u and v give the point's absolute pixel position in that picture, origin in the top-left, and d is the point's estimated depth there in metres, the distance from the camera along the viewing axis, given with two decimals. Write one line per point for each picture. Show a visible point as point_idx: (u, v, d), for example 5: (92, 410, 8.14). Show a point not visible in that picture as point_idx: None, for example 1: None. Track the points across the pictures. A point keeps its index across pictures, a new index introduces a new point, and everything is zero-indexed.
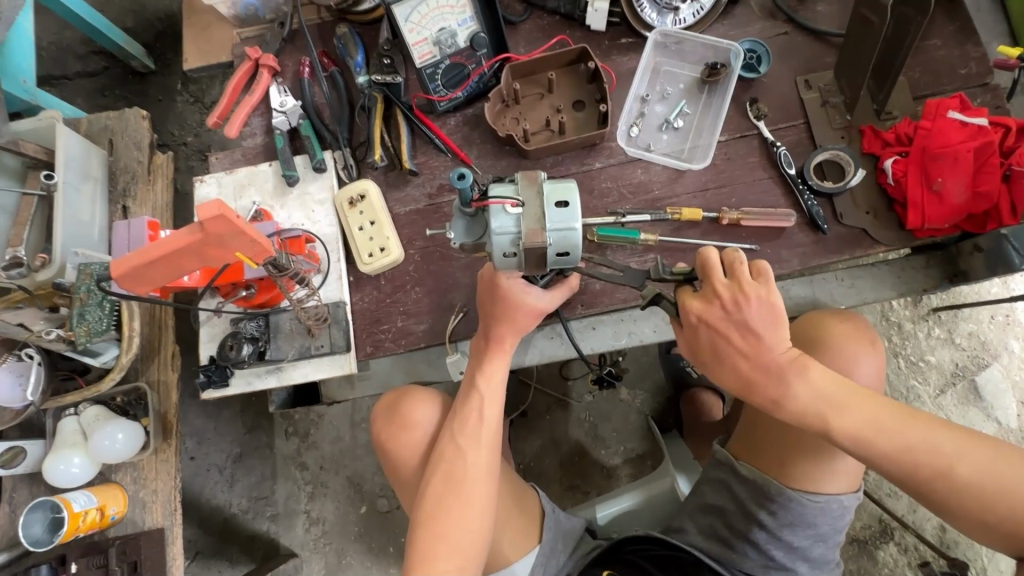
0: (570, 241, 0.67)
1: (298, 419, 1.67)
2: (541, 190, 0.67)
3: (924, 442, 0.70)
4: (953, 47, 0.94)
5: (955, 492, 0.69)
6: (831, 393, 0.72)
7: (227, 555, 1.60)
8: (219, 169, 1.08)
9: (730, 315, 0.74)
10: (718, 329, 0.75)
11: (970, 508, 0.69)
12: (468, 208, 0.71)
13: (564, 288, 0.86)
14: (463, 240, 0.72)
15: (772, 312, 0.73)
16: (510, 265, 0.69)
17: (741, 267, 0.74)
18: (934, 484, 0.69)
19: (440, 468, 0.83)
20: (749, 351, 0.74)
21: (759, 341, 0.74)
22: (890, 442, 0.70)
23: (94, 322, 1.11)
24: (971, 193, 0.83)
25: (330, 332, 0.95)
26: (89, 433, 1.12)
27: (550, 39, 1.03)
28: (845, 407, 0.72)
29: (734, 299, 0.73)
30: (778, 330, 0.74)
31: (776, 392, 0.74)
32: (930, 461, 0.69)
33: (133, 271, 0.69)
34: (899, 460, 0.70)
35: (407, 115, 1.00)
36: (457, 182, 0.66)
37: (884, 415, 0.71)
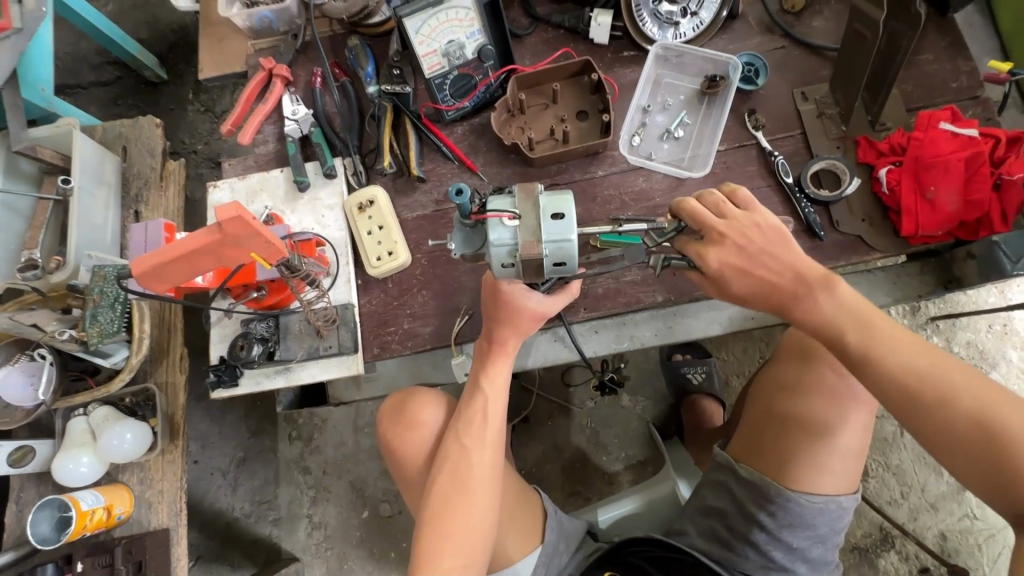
0: (566, 251, 0.69)
1: (302, 423, 1.68)
2: (538, 203, 0.68)
3: (933, 373, 0.68)
4: (945, 61, 0.97)
5: (952, 427, 0.67)
6: (852, 311, 0.72)
7: (228, 559, 1.61)
8: (232, 175, 1.11)
9: (745, 251, 0.74)
10: (739, 262, 0.75)
11: (962, 447, 0.67)
12: (467, 220, 0.75)
13: (565, 294, 0.88)
14: (463, 251, 0.76)
15: (778, 234, 0.75)
16: (509, 274, 0.72)
17: (726, 205, 0.76)
18: (933, 416, 0.67)
19: (445, 467, 0.84)
20: (771, 280, 0.74)
21: (780, 265, 0.74)
22: (900, 365, 0.69)
23: (106, 323, 1.12)
24: (963, 202, 0.86)
25: (339, 333, 0.97)
26: (98, 433, 1.14)
27: (554, 52, 1.07)
28: (859, 326, 0.71)
29: (740, 232, 0.74)
30: (789, 248, 0.75)
31: (800, 315, 0.74)
32: (935, 391, 0.67)
33: (153, 270, 0.72)
34: (903, 386, 0.69)
35: (415, 123, 1.04)
36: (455, 197, 0.70)
37: (900, 339, 0.70)
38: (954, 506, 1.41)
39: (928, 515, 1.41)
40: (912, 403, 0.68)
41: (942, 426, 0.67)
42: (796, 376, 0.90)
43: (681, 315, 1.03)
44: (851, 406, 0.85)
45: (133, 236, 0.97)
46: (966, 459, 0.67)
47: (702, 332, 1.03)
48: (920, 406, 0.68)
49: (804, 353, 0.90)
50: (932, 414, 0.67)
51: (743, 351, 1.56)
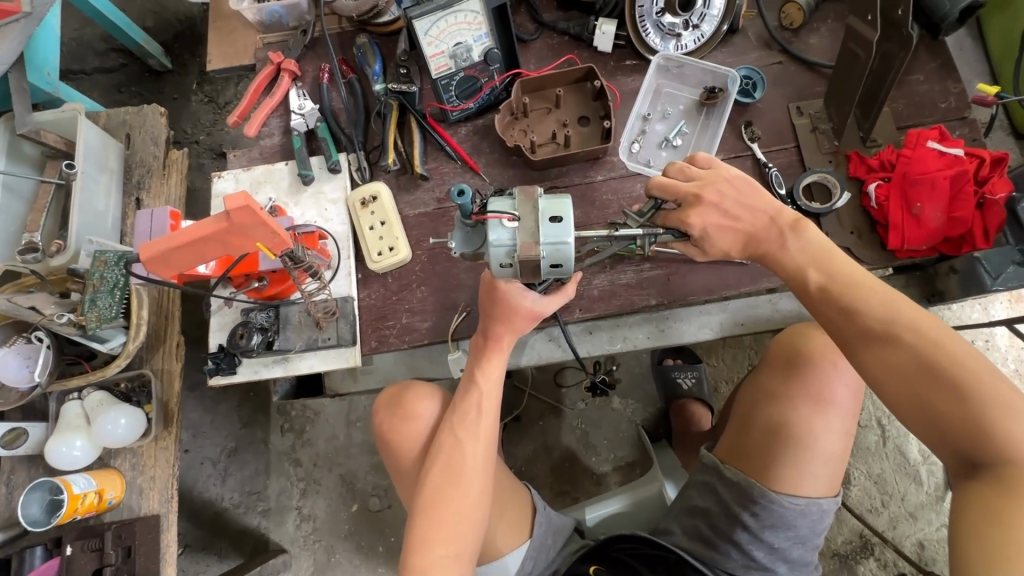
0: (563, 254, 0.71)
1: (295, 415, 1.69)
2: (537, 206, 0.70)
3: (883, 309, 0.69)
4: (934, 82, 1.01)
5: (892, 361, 0.67)
6: (819, 254, 0.76)
7: (216, 549, 1.61)
8: (237, 166, 1.13)
9: (720, 208, 0.80)
10: (718, 217, 0.80)
11: (902, 384, 0.66)
12: (468, 220, 0.76)
13: (562, 295, 0.88)
14: (463, 250, 0.77)
15: (749, 183, 0.81)
16: (506, 274, 0.74)
17: (689, 168, 0.82)
18: (874, 351, 0.68)
19: (439, 459, 0.86)
20: (748, 228, 0.80)
21: (753, 212, 0.80)
22: (853, 300, 0.71)
23: (104, 309, 1.12)
24: (948, 218, 0.89)
25: (338, 325, 0.99)
26: (93, 417, 1.15)
27: (559, 58, 1.09)
28: (821, 264, 0.75)
29: (708, 189, 0.80)
30: (759, 193, 0.81)
31: (773, 259, 0.79)
32: (881, 324, 0.68)
33: (162, 255, 0.73)
34: (850, 320, 0.70)
35: (421, 122, 1.06)
36: (457, 198, 0.72)
37: (858, 278, 0.72)
38: (932, 516, 1.44)
39: (907, 524, 1.44)
40: (858, 336, 0.70)
41: (883, 363, 0.67)
42: (775, 385, 0.93)
43: (673, 319, 1.05)
44: (831, 413, 0.88)
45: (139, 222, 0.98)
46: (904, 395, 0.66)
47: (693, 336, 1.05)
48: (865, 339, 0.69)
49: (789, 357, 0.93)
50: (876, 349, 0.68)
51: (732, 357, 1.60)
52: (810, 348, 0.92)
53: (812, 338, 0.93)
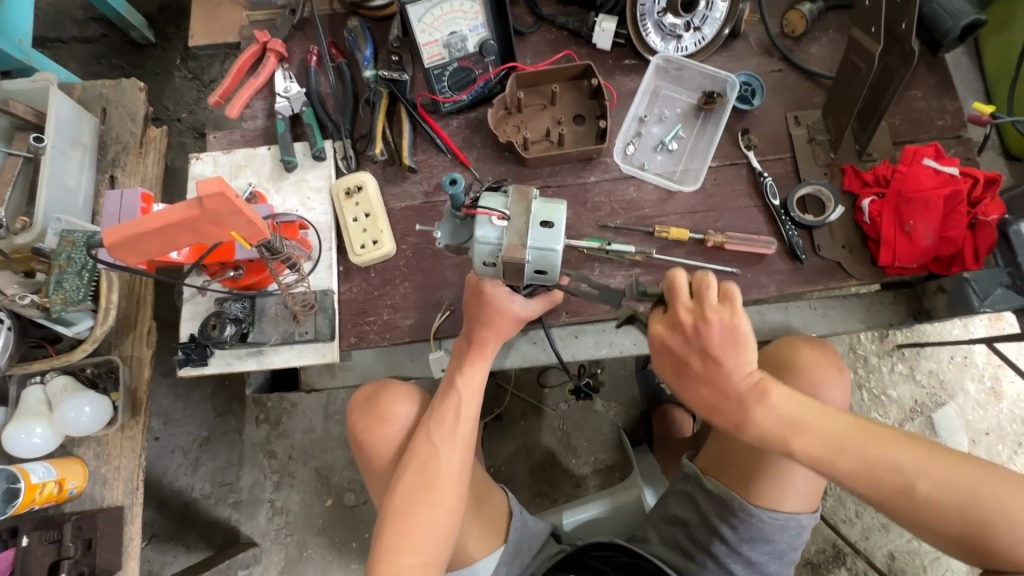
0: (549, 261, 0.68)
1: (271, 406, 1.65)
2: (530, 208, 0.67)
3: (877, 459, 0.69)
4: (932, 99, 1.00)
5: (918, 507, 0.69)
6: (793, 416, 0.71)
7: (184, 540, 1.57)
8: (217, 148, 1.08)
9: (689, 342, 0.72)
10: (686, 350, 0.73)
11: (931, 521, 0.69)
12: (458, 212, 0.73)
13: (547, 300, 0.89)
14: (448, 242, 0.73)
15: (736, 337, 0.70)
16: (488, 273, 0.72)
17: (709, 290, 0.70)
18: (898, 501, 0.69)
19: (412, 465, 0.84)
20: (710, 378, 0.72)
21: (727, 367, 0.71)
22: (853, 461, 0.69)
23: (71, 291, 1.08)
24: (939, 237, 0.88)
25: (316, 319, 0.95)
26: (56, 403, 1.10)
27: (556, 53, 1.06)
28: (804, 429, 0.70)
29: (695, 325, 0.70)
30: (742, 353, 0.71)
31: (743, 425, 0.72)
32: (892, 477, 0.69)
33: (127, 241, 0.68)
34: (863, 480, 0.69)
35: (410, 112, 1.03)
36: (448, 186, 0.69)
37: (846, 433, 0.70)
38: (904, 529, 1.46)
39: (879, 535, 1.46)
40: (877, 493, 0.69)
41: (908, 508, 0.69)
42: None
43: None
44: None
45: (108, 200, 0.92)
46: (935, 529, 0.69)
47: None
48: (885, 494, 0.69)
49: (774, 371, 0.91)
50: (898, 499, 0.69)
51: None
52: (796, 362, 0.90)
53: (799, 351, 0.91)
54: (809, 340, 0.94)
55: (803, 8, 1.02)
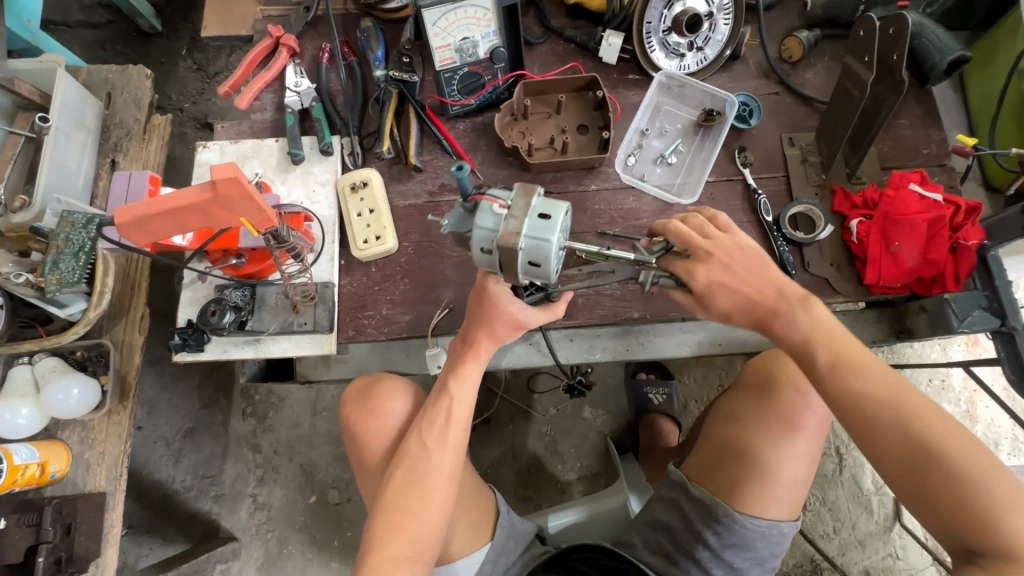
0: (544, 251, 0.67)
1: (258, 399, 1.64)
2: (530, 200, 0.68)
3: (884, 395, 0.68)
4: (919, 128, 1.05)
5: (906, 456, 0.66)
6: (818, 328, 0.72)
7: (161, 533, 1.55)
8: (224, 137, 1.09)
9: (729, 269, 0.76)
10: (725, 277, 0.76)
11: (913, 478, 0.66)
12: (467, 203, 0.72)
13: (548, 312, 0.88)
14: (451, 230, 0.73)
15: (760, 260, 0.77)
16: (485, 262, 0.72)
17: (709, 226, 0.79)
18: (888, 442, 0.67)
19: (403, 463, 0.83)
20: (756, 296, 0.75)
21: (762, 281, 0.76)
22: (864, 386, 0.68)
23: (67, 272, 1.08)
24: (923, 259, 0.92)
25: (315, 311, 0.96)
26: (43, 384, 1.09)
27: (563, 64, 1.10)
28: (829, 342, 0.71)
29: (726, 252, 0.76)
30: (768, 270, 0.76)
31: (779, 330, 0.75)
32: (895, 416, 0.67)
33: (136, 222, 0.69)
34: (856, 407, 0.68)
35: (419, 113, 1.05)
36: (455, 172, 0.67)
37: (867, 360, 0.70)
38: (879, 546, 1.49)
39: (855, 551, 1.50)
40: (870, 427, 0.68)
41: (894, 453, 0.66)
42: (751, 406, 0.94)
43: (652, 334, 1.05)
44: (801, 440, 0.89)
45: (115, 182, 0.92)
46: (915, 488, 0.66)
47: (672, 352, 1.05)
48: (877, 430, 0.67)
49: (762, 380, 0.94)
50: (890, 441, 0.67)
51: (703, 377, 1.63)
52: (784, 374, 0.92)
53: (787, 362, 0.94)
54: None
55: (800, 35, 1.07)
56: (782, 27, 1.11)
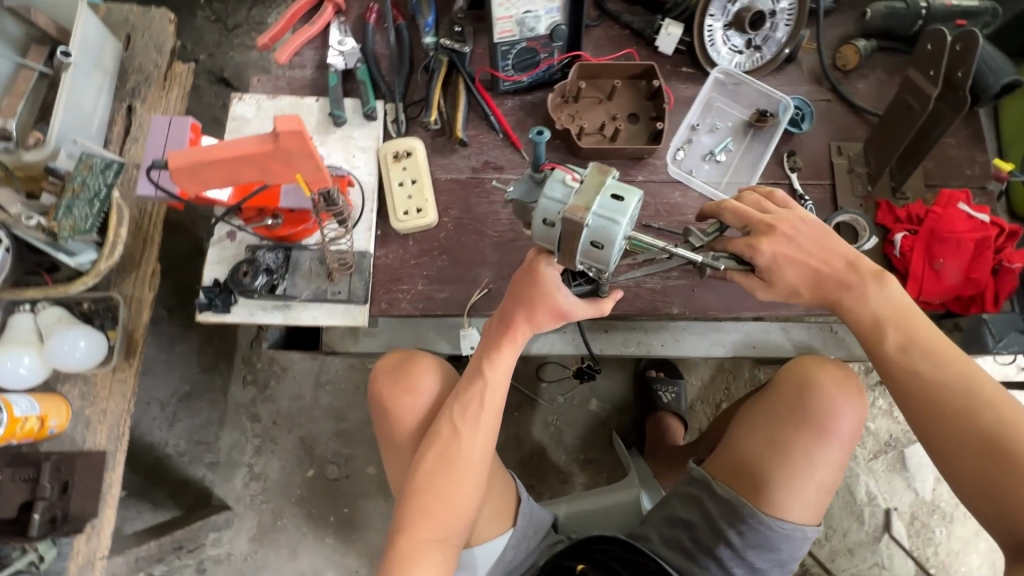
0: (609, 233, 0.65)
1: (260, 367, 1.60)
2: (604, 179, 0.65)
3: (954, 380, 0.72)
4: (964, 149, 1.05)
5: (966, 439, 0.70)
6: (894, 310, 0.76)
7: (151, 497, 1.49)
8: (259, 91, 1.04)
9: (792, 241, 0.78)
10: (790, 250, 0.78)
11: (971, 462, 0.69)
12: (537, 173, 0.76)
13: (594, 308, 0.83)
14: (518, 196, 0.74)
15: (822, 235, 0.79)
16: (544, 235, 0.70)
17: (766, 202, 0.82)
18: (952, 424, 0.71)
19: (434, 447, 0.80)
20: (824, 269, 0.78)
21: (831, 253, 0.78)
22: (932, 369, 0.73)
23: (80, 219, 1.00)
24: (965, 278, 0.93)
25: (350, 280, 0.93)
26: (48, 334, 1.04)
27: (618, 50, 1.07)
28: (902, 324, 0.76)
29: (791, 225, 0.78)
30: (828, 242, 0.79)
31: (846, 307, 0.78)
32: (961, 400, 0.71)
33: (188, 168, 0.65)
34: (922, 389, 0.73)
35: (468, 85, 1.01)
36: (535, 136, 0.77)
37: (938, 346, 0.74)
38: (868, 554, 1.54)
39: (845, 558, 1.53)
40: (933, 408, 0.72)
41: (955, 436, 0.71)
42: (789, 405, 0.93)
43: (688, 331, 1.05)
44: (832, 447, 0.90)
45: (154, 127, 0.87)
46: (972, 472, 0.70)
47: (705, 352, 1.06)
48: (940, 412, 0.72)
49: (800, 384, 0.93)
50: (952, 423, 0.71)
51: (710, 378, 1.64)
52: (823, 380, 0.92)
53: (825, 370, 0.94)
54: (830, 361, 0.97)
55: (858, 44, 1.06)
56: (837, 34, 1.10)
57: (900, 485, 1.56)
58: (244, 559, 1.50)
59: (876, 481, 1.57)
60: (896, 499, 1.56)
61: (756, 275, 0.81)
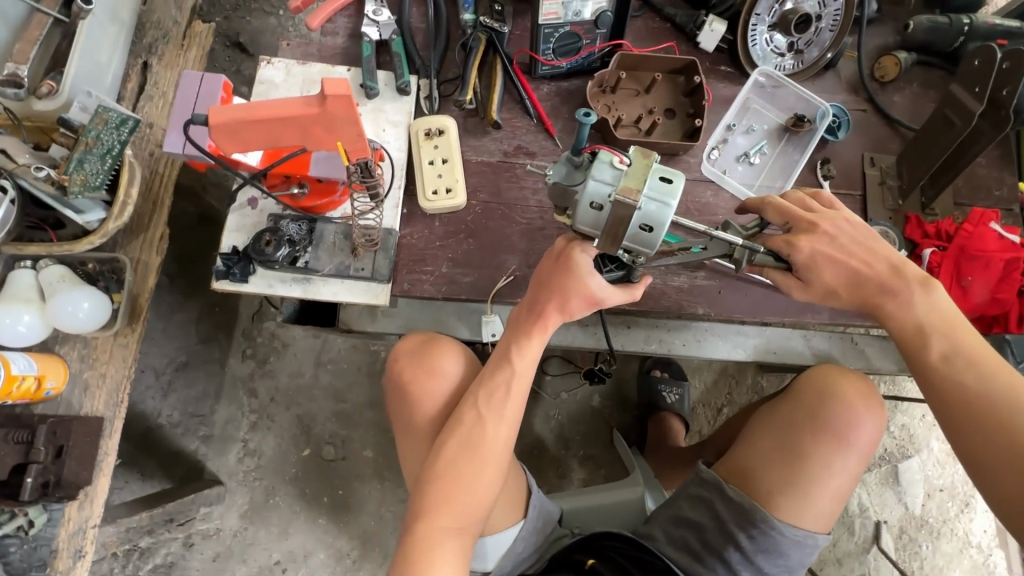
0: (659, 216, 0.66)
1: (260, 342, 1.56)
2: (652, 162, 0.64)
3: (998, 392, 0.72)
4: (994, 169, 1.05)
5: (1005, 452, 0.70)
6: (941, 319, 0.77)
7: (141, 468, 1.44)
8: (289, 56, 1.01)
9: (835, 241, 0.79)
10: (831, 248, 0.79)
11: (1008, 473, 0.70)
12: (576, 157, 0.71)
13: (626, 294, 0.81)
14: (559, 180, 0.69)
15: (863, 237, 0.81)
16: (589, 219, 0.68)
17: (810, 202, 0.84)
18: (992, 437, 0.71)
19: (457, 432, 0.79)
20: (864, 269, 0.79)
21: (875, 256, 0.80)
22: (975, 379, 0.74)
23: (91, 174, 0.92)
24: (991, 297, 0.95)
25: (375, 257, 0.91)
26: (49, 295, 0.94)
27: (658, 43, 1.05)
28: (947, 333, 0.77)
29: (831, 224, 0.80)
30: (872, 242, 0.80)
31: (890, 311, 0.79)
32: (1003, 412, 0.71)
33: (235, 125, 0.70)
34: (962, 398, 0.74)
35: (506, 67, 0.99)
36: (582, 118, 0.72)
37: (983, 357, 0.75)
38: (856, 564, 1.55)
39: (833, 567, 1.55)
40: (973, 418, 0.73)
41: (993, 447, 0.71)
42: (809, 411, 0.93)
43: (710, 333, 1.08)
44: (848, 457, 0.90)
45: (185, 83, 0.90)
46: (1009, 485, 0.70)
47: (726, 354, 1.08)
48: (979, 422, 0.72)
49: (820, 393, 0.94)
50: (991, 434, 0.71)
51: (713, 383, 1.64)
52: (842, 389, 0.93)
53: (845, 380, 0.94)
54: (848, 372, 0.98)
55: (898, 55, 1.05)
56: (876, 46, 1.09)
57: (891, 499, 1.58)
58: (234, 535, 1.46)
59: (869, 493, 1.58)
60: (887, 513, 1.58)
61: (793, 274, 0.82)
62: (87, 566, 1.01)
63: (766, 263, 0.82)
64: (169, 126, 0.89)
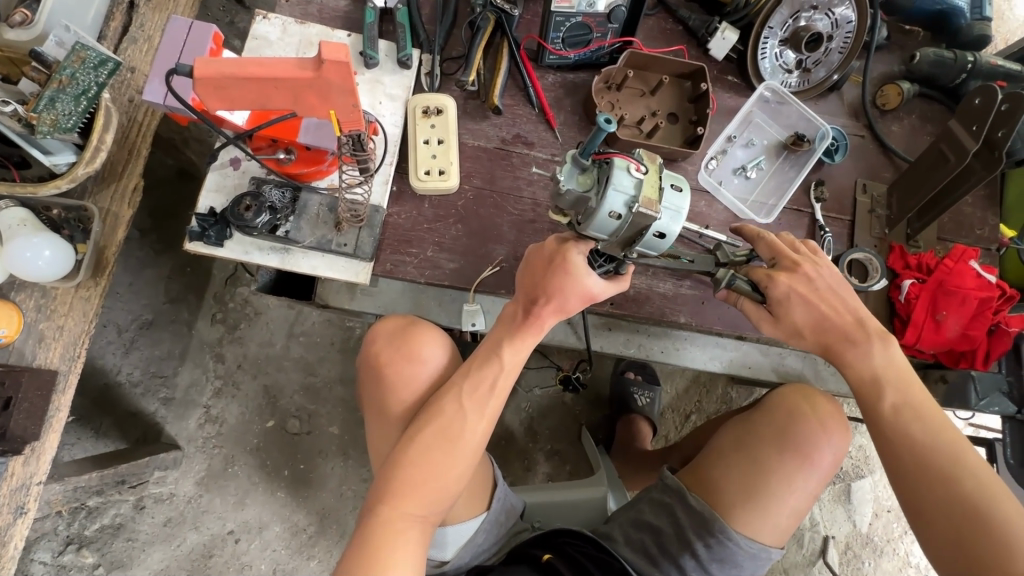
0: (673, 222, 0.68)
1: (231, 308, 1.51)
2: (660, 168, 0.68)
3: (944, 446, 0.74)
4: (979, 209, 1.07)
5: (944, 501, 0.72)
6: (897, 371, 0.79)
7: (94, 426, 1.38)
8: (287, 13, 0.96)
9: (812, 283, 0.81)
10: (806, 289, 0.81)
11: (947, 522, 0.71)
12: (584, 160, 0.66)
13: (615, 284, 0.81)
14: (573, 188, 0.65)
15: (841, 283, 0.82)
16: (607, 227, 0.68)
17: (799, 244, 0.85)
18: (933, 488, 0.73)
19: (433, 422, 0.77)
20: (831, 316, 0.80)
21: (844, 306, 0.81)
22: (923, 431, 0.75)
23: (62, 114, 0.86)
24: (962, 333, 0.97)
25: (359, 233, 0.87)
26: (6, 239, 0.87)
27: (669, 45, 1.04)
28: (899, 385, 0.78)
29: (812, 268, 0.82)
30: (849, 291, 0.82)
31: (848, 359, 0.81)
32: (946, 466, 0.73)
33: (227, 79, 0.66)
34: (912, 448, 0.75)
35: (512, 51, 0.96)
36: (603, 124, 0.63)
37: (931, 412, 0.77)
38: None
39: None
40: (918, 470, 0.74)
41: (937, 499, 0.72)
42: (779, 427, 0.95)
43: (688, 342, 1.09)
44: (809, 478, 0.92)
45: (173, 28, 0.86)
46: (948, 533, 0.71)
47: (702, 364, 1.10)
48: (924, 474, 0.74)
49: (789, 416, 0.95)
50: (934, 485, 0.73)
51: (684, 389, 1.66)
52: (810, 413, 0.95)
53: (817, 402, 0.96)
54: (821, 394, 0.99)
55: (903, 85, 1.05)
56: (881, 73, 1.10)
57: (841, 516, 1.63)
58: (188, 502, 1.43)
59: (821, 510, 1.63)
60: (835, 528, 1.63)
61: (766, 306, 0.84)
62: (28, 523, 0.96)
63: (743, 291, 0.83)
64: (150, 73, 0.84)
